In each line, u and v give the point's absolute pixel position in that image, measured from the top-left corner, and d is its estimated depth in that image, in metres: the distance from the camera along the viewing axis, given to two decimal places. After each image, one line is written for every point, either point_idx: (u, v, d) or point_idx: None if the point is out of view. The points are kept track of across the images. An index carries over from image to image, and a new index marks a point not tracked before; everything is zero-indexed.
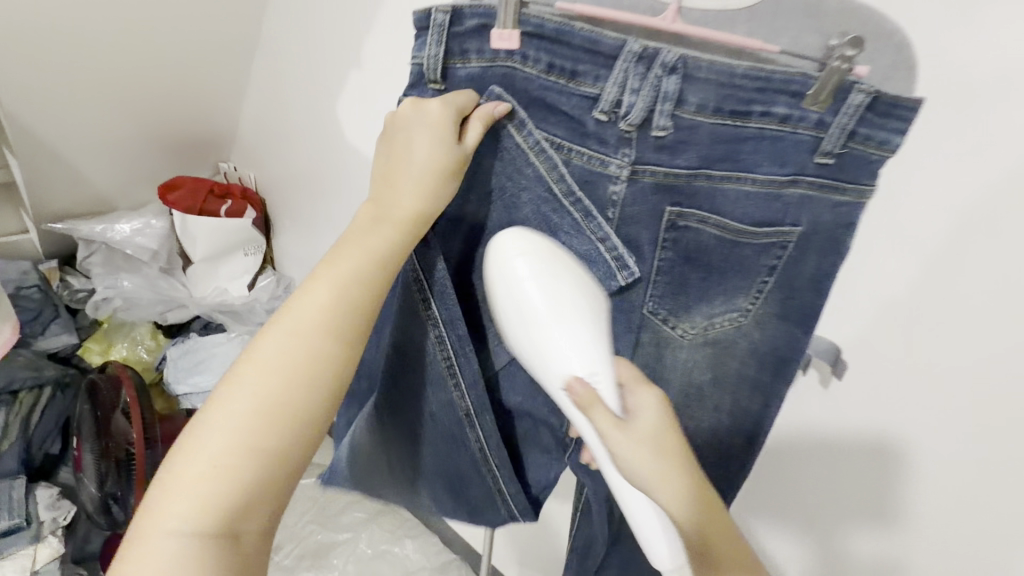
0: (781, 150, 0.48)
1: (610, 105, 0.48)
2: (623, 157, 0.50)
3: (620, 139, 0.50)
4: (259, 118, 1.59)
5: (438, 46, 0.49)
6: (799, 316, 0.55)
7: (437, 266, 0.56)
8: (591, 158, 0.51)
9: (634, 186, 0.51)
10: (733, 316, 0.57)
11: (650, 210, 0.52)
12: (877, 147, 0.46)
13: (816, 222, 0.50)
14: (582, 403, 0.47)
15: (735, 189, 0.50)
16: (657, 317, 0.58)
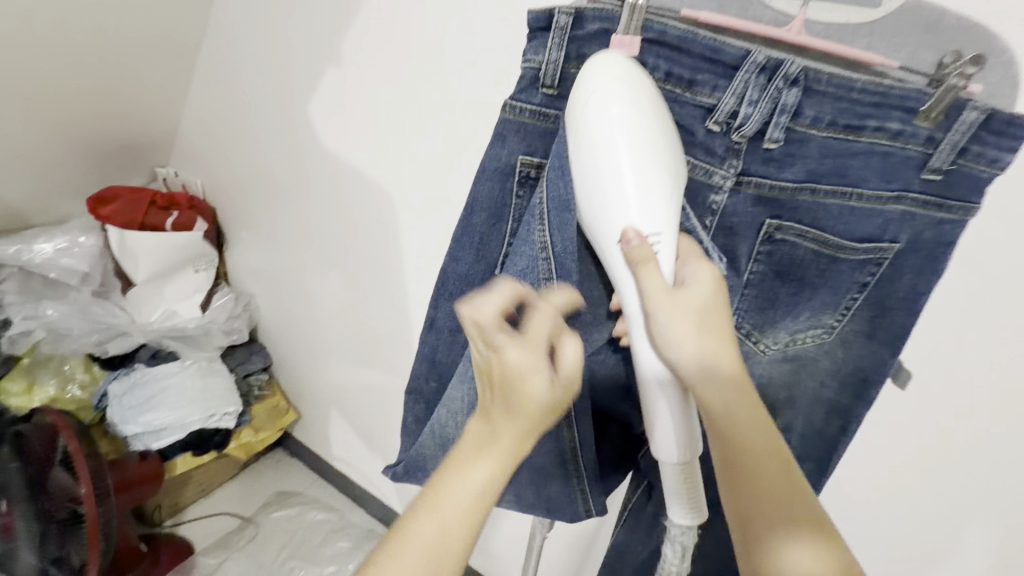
0: (890, 166, 0.46)
1: (726, 115, 0.47)
2: (729, 168, 0.48)
3: (728, 150, 0.48)
4: (207, 118, 1.41)
5: (559, 51, 0.48)
6: (888, 335, 0.52)
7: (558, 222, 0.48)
8: (695, 166, 0.49)
9: (736, 198, 0.49)
10: (816, 331, 0.53)
11: (750, 221, 0.50)
12: (986, 165, 0.45)
13: (916, 238, 0.48)
14: (634, 258, 0.43)
15: (839, 205, 0.48)
16: (741, 331, 0.54)
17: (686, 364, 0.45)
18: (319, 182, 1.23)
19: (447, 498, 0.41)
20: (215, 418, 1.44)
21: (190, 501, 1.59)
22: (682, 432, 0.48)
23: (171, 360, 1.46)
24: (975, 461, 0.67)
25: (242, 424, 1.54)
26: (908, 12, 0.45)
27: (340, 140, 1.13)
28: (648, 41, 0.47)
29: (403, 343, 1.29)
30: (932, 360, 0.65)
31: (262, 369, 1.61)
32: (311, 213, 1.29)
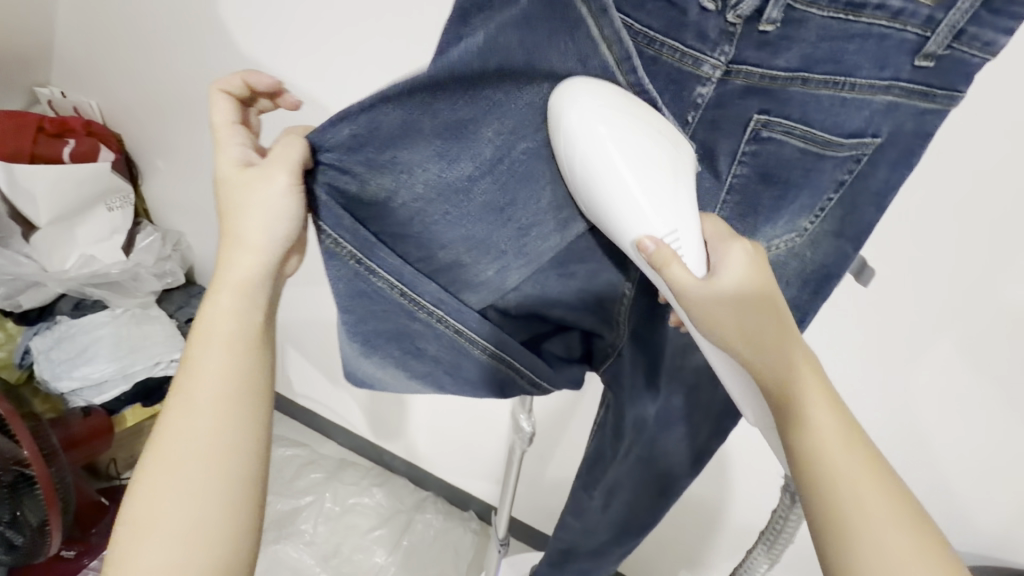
0: (885, 50, 0.44)
1: None
2: (720, 56, 0.45)
3: (721, 34, 0.44)
4: (92, 20, 1.18)
5: None
6: (854, 232, 0.51)
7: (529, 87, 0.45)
8: (684, 56, 0.45)
9: (723, 89, 0.47)
10: (792, 235, 0.53)
11: (737, 115, 0.48)
12: (981, 49, 0.42)
13: (897, 130, 0.47)
14: (655, 263, 0.43)
15: (829, 95, 0.45)
16: None
17: (738, 352, 0.47)
18: None
19: (228, 287, 0.50)
20: (161, 365, 1.33)
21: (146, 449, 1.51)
22: (750, 393, 0.51)
23: (98, 309, 1.33)
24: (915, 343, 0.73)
25: None
26: None
27: (262, 46, 0.97)
28: None
29: None
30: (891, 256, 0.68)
31: None
32: None
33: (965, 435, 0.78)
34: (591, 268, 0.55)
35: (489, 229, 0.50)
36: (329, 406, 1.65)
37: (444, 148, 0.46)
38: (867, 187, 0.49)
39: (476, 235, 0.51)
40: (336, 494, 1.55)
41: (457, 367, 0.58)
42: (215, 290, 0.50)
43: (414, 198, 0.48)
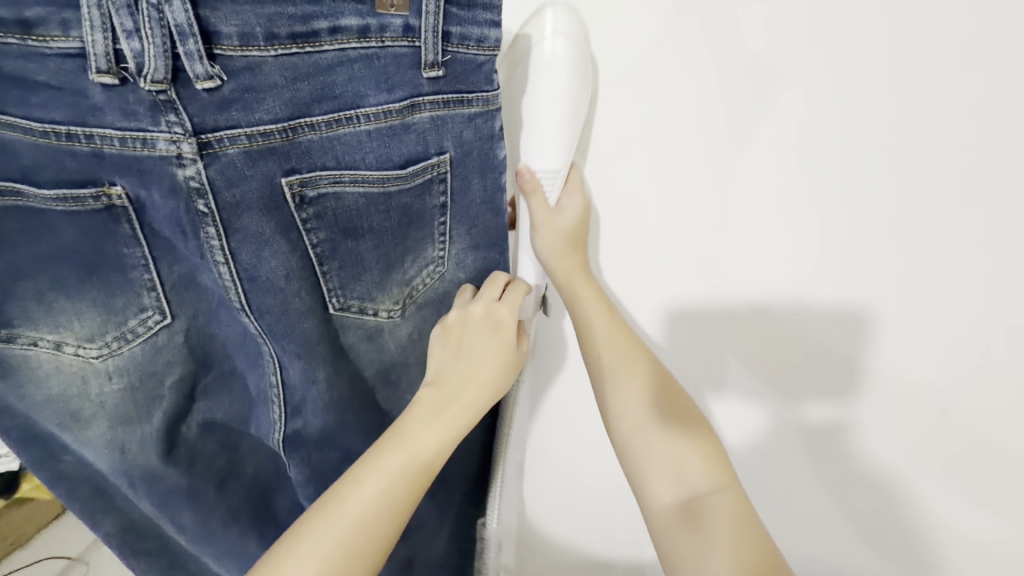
0: (382, 71, 0.40)
1: (110, 60, 0.33)
2: (173, 128, 0.36)
3: (154, 105, 0.36)
4: None
5: None
6: (490, 240, 0.53)
7: (37, 226, 0.39)
8: (126, 140, 0.36)
9: (220, 164, 0.38)
10: (429, 269, 0.52)
11: (259, 186, 0.40)
12: (478, 46, 0.42)
13: (461, 141, 0.46)
14: (525, 189, 0.52)
15: (354, 132, 0.41)
16: (352, 310, 0.49)
17: (547, 260, 0.54)
18: None
19: None
20: None
21: None
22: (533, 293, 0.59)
23: None
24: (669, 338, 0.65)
25: None
26: None
27: None
28: None
29: None
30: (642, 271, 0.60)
31: None
32: None
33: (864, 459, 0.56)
34: (238, 367, 0.52)
35: (111, 384, 0.45)
36: None
37: (49, 309, 0.42)
38: (470, 198, 0.49)
39: (92, 431, 0.47)
40: None
41: (203, 507, 0.57)
42: (455, 380, 0.49)
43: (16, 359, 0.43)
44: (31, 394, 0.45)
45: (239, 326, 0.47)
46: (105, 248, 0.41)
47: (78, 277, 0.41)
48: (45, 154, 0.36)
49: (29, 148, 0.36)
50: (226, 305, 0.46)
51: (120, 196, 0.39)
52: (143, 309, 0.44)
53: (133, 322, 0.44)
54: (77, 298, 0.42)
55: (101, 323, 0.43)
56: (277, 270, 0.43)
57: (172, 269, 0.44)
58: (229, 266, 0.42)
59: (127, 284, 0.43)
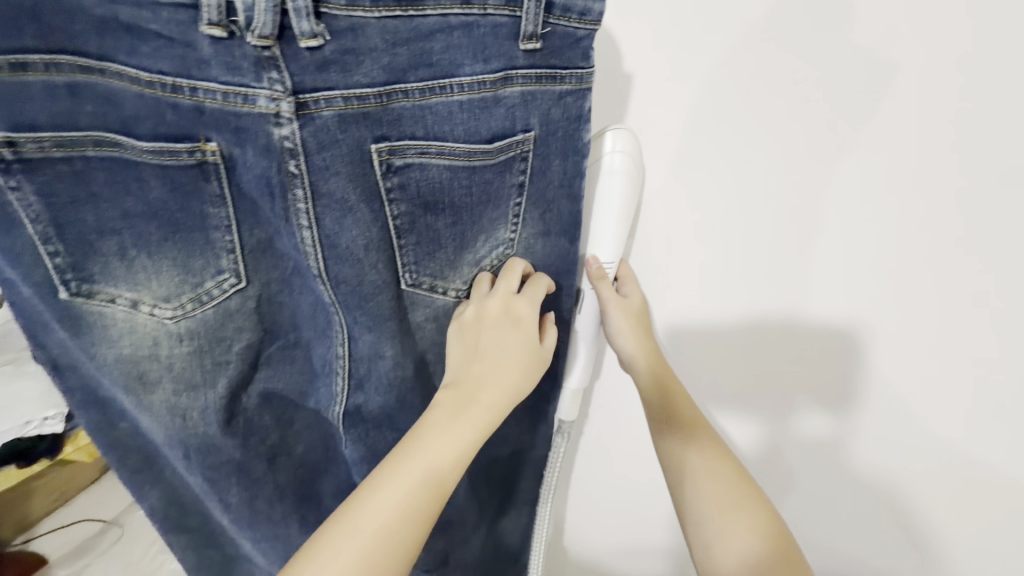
0: (479, 40, 0.39)
1: (220, 12, 0.33)
2: (275, 86, 0.36)
3: (258, 61, 0.35)
4: None
5: None
6: (562, 226, 0.49)
7: (128, 179, 0.39)
8: (227, 95, 0.36)
9: (314, 126, 0.38)
10: (500, 251, 0.49)
11: (350, 152, 0.40)
12: (579, 20, 0.39)
13: (547, 119, 0.43)
14: (591, 277, 0.51)
15: (444, 102, 0.40)
16: (422, 287, 0.48)
17: (614, 337, 0.53)
18: None
19: None
20: (32, 427, 0.87)
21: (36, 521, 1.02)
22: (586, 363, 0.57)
23: None
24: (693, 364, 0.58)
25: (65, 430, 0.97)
26: None
27: None
28: None
29: None
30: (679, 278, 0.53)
31: None
32: None
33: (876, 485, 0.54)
34: (304, 338, 0.51)
35: (177, 349, 0.45)
36: None
37: (128, 267, 0.41)
38: (549, 182, 0.46)
39: (157, 396, 0.47)
40: None
41: (253, 483, 0.56)
42: (472, 387, 0.45)
43: (87, 315, 0.42)
44: (102, 354, 0.44)
45: (312, 295, 0.47)
46: (190, 205, 0.40)
47: (161, 236, 0.41)
48: (146, 106, 0.36)
49: (134, 98, 0.36)
50: (300, 273, 0.46)
51: (214, 153, 0.38)
52: (220, 272, 0.43)
53: (209, 285, 0.44)
54: (157, 254, 0.42)
55: (178, 285, 0.43)
56: (356, 240, 0.42)
57: (252, 233, 0.43)
58: (313, 231, 0.41)
59: (208, 245, 0.42)
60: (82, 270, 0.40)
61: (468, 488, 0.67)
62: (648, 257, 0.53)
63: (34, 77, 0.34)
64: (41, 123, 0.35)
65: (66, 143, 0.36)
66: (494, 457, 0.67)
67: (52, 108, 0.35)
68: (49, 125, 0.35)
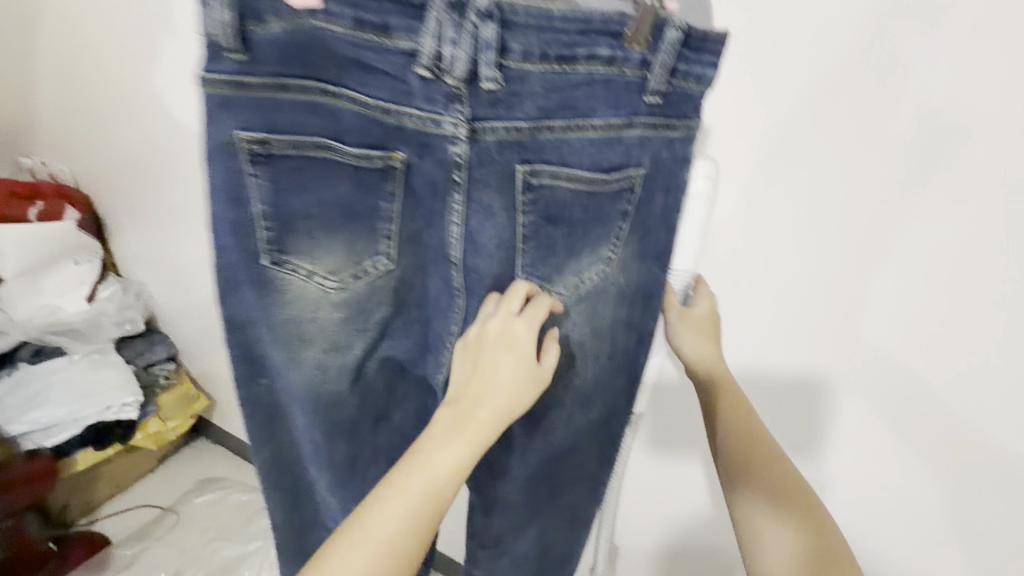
0: (614, 92, 0.48)
1: (430, 59, 0.44)
2: (457, 115, 0.46)
3: (450, 96, 0.46)
4: (69, 89, 1.34)
5: (226, 8, 0.41)
6: (655, 252, 0.58)
7: (325, 172, 0.49)
8: (422, 119, 0.46)
9: (478, 147, 0.48)
10: (599, 265, 0.57)
11: (502, 170, 0.50)
12: (695, 82, 0.49)
13: (657, 159, 0.52)
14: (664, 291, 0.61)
15: (580, 138, 0.50)
16: (533, 286, 0.56)
17: (678, 343, 0.63)
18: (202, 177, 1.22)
19: None
20: (113, 410, 1.38)
21: (105, 496, 1.52)
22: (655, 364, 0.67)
23: (56, 356, 1.39)
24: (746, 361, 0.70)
25: (149, 415, 1.52)
26: None
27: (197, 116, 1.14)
28: None
29: None
30: (746, 287, 0.67)
31: (166, 359, 1.57)
32: (193, 194, 1.28)
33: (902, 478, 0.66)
34: (425, 315, 0.59)
35: (329, 315, 0.54)
36: None
37: (311, 243, 0.51)
38: (651, 212, 0.55)
39: (308, 352, 0.56)
40: None
41: (357, 446, 0.65)
42: (468, 407, 0.48)
43: (273, 276, 0.52)
44: (277, 309, 0.54)
45: (442, 280, 0.55)
46: (368, 199, 0.50)
47: (337, 220, 0.51)
48: (359, 121, 0.47)
49: (353, 115, 0.47)
50: (437, 262, 0.55)
51: (400, 160, 0.49)
52: (377, 255, 0.53)
53: (365, 265, 0.53)
54: (334, 235, 0.51)
55: (344, 261, 0.52)
56: (489, 239, 0.52)
57: (408, 225, 0.53)
58: (459, 227, 0.51)
59: (372, 233, 0.52)
60: (279, 242, 0.51)
61: (534, 486, 0.74)
62: (725, 268, 0.68)
63: (287, 95, 0.45)
64: (282, 128, 0.46)
65: (296, 144, 0.47)
66: (561, 458, 0.72)
67: (293, 118, 0.46)
68: (290, 130, 0.46)
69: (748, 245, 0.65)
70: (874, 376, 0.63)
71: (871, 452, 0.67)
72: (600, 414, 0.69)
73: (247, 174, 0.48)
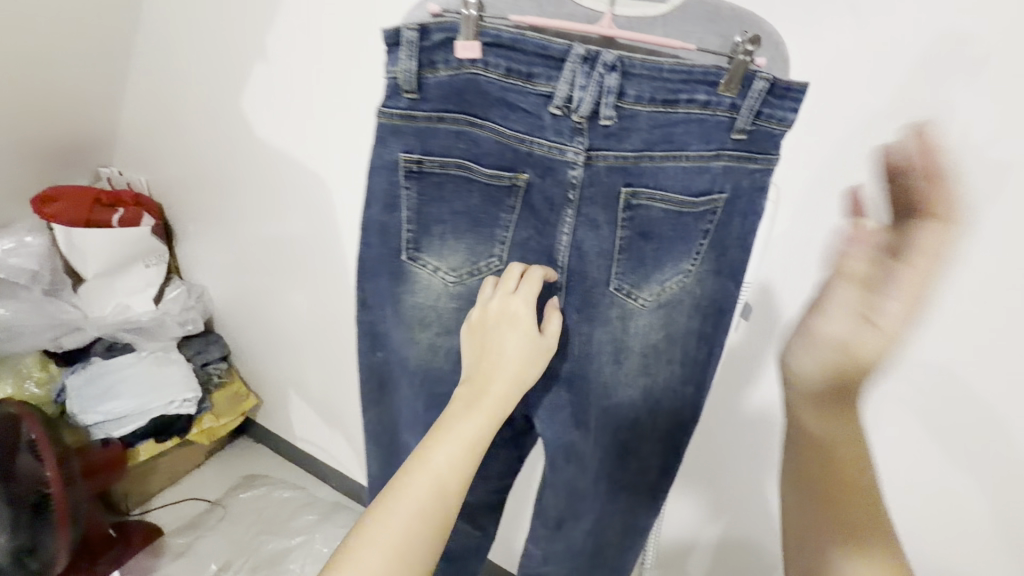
0: (707, 129, 0.58)
1: (563, 100, 0.55)
2: (578, 144, 0.57)
3: (574, 129, 0.57)
4: (148, 109, 1.43)
5: (411, 59, 0.55)
6: (730, 270, 0.64)
7: (460, 186, 0.61)
8: (550, 148, 0.58)
9: (590, 171, 0.59)
10: (680, 277, 0.63)
11: (607, 191, 0.60)
12: (777, 123, 0.57)
13: (738, 187, 0.60)
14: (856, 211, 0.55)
15: (674, 166, 0.59)
16: (622, 292, 0.64)
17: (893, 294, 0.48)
18: (276, 191, 1.32)
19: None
20: (174, 405, 1.46)
21: (157, 489, 1.61)
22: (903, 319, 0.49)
23: (127, 351, 1.50)
24: None
25: (204, 411, 1.59)
26: (692, 7, 0.57)
27: (278, 135, 1.23)
28: (487, 44, 0.55)
29: (345, 304, 1.37)
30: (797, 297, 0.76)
31: (221, 358, 1.65)
32: (264, 206, 1.37)
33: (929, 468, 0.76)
34: None
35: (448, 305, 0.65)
36: (324, 449, 1.67)
37: (444, 243, 0.63)
38: (729, 233, 0.62)
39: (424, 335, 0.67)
40: (325, 536, 1.54)
41: None
42: (483, 379, 0.56)
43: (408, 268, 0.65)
44: (407, 296, 0.65)
45: (544, 281, 0.66)
46: (491, 210, 0.62)
47: (464, 227, 0.63)
48: (495, 146, 0.59)
49: (491, 142, 0.59)
50: (544, 264, 0.65)
51: (523, 180, 0.60)
52: (492, 256, 0.64)
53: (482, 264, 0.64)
54: (461, 238, 0.63)
55: (465, 259, 0.63)
56: (590, 244, 0.63)
57: (521, 232, 0.63)
58: (568, 237, 0.62)
59: (491, 238, 0.63)
60: (417, 242, 0.64)
61: (603, 494, 0.77)
62: (779, 280, 0.77)
63: (444, 125, 0.59)
64: (434, 151, 0.60)
65: (443, 163, 0.60)
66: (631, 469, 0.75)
67: (443, 142, 0.60)
68: (439, 152, 0.60)
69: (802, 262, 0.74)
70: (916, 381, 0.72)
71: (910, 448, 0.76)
72: (663, 424, 0.72)
73: (403, 186, 0.62)
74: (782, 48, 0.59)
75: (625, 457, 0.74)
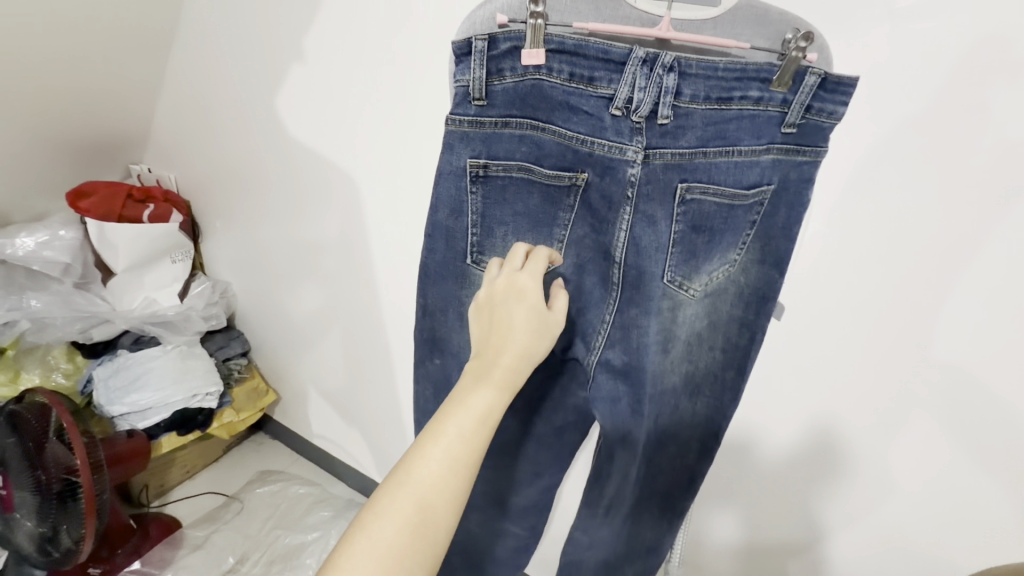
0: (758, 125, 0.60)
1: (624, 102, 0.58)
2: (636, 143, 0.60)
3: (632, 129, 0.60)
4: (181, 107, 1.47)
5: (481, 69, 0.60)
6: (775, 258, 0.65)
7: (520, 187, 0.67)
8: (610, 148, 0.61)
9: (648, 169, 0.61)
10: (726, 266, 0.66)
11: (663, 187, 0.62)
12: (828, 117, 0.59)
13: (785, 178, 0.62)
14: None
15: (726, 161, 0.60)
16: (674, 284, 0.66)
17: None
18: (306, 190, 1.34)
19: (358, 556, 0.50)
20: (196, 398, 1.47)
21: (176, 482, 1.63)
22: None
23: (153, 344, 1.51)
24: (835, 361, 0.79)
25: (225, 406, 1.59)
26: (741, 10, 0.58)
27: (311, 135, 1.25)
28: (551, 51, 0.58)
29: (370, 302, 1.37)
30: (832, 298, 0.76)
31: (241, 354, 1.68)
32: (291, 205, 1.39)
33: (961, 474, 0.75)
34: (578, 306, 0.73)
35: None
36: (343, 447, 1.67)
37: (506, 240, 0.70)
38: (774, 223, 0.64)
39: None
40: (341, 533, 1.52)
41: None
42: (493, 352, 0.57)
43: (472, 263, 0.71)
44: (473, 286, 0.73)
45: (597, 277, 0.70)
46: (551, 209, 0.68)
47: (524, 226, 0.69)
48: (556, 148, 0.63)
49: (553, 144, 0.63)
50: (597, 259, 0.69)
51: (581, 179, 0.64)
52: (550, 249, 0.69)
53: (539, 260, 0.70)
54: (521, 238, 0.69)
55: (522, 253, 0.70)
56: (643, 237, 0.64)
57: (577, 229, 0.69)
58: (625, 233, 0.64)
59: (549, 238, 0.69)
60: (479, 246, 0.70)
61: (639, 478, 0.80)
62: (814, 283, 0.76)
63: (508, 130, 0.63)
64: (499, 155, 0.65)
65: (507, 167, 0.65)
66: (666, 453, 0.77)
67: (508, 147, 0.64)
68: (504, 157, 0.65)
69: (837, 264, 0.74)
70: (954, 384, 0.71)
71: (940, 454, 0.76)
72: (702, 411, 0.73)
73: (468, 189, 0.67)
74: (826, 50, 0.61)
75: (665, 442, 0.76)
